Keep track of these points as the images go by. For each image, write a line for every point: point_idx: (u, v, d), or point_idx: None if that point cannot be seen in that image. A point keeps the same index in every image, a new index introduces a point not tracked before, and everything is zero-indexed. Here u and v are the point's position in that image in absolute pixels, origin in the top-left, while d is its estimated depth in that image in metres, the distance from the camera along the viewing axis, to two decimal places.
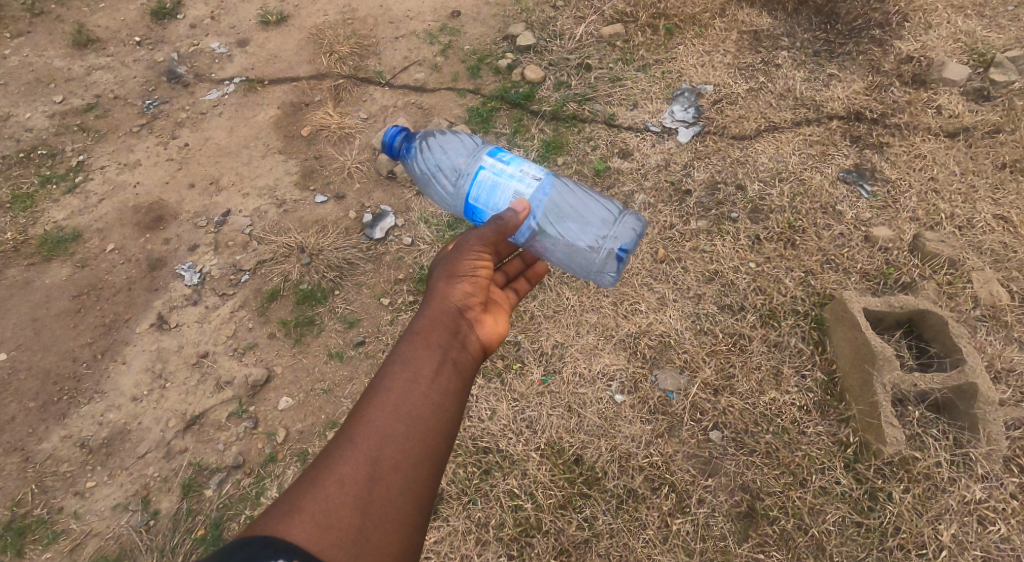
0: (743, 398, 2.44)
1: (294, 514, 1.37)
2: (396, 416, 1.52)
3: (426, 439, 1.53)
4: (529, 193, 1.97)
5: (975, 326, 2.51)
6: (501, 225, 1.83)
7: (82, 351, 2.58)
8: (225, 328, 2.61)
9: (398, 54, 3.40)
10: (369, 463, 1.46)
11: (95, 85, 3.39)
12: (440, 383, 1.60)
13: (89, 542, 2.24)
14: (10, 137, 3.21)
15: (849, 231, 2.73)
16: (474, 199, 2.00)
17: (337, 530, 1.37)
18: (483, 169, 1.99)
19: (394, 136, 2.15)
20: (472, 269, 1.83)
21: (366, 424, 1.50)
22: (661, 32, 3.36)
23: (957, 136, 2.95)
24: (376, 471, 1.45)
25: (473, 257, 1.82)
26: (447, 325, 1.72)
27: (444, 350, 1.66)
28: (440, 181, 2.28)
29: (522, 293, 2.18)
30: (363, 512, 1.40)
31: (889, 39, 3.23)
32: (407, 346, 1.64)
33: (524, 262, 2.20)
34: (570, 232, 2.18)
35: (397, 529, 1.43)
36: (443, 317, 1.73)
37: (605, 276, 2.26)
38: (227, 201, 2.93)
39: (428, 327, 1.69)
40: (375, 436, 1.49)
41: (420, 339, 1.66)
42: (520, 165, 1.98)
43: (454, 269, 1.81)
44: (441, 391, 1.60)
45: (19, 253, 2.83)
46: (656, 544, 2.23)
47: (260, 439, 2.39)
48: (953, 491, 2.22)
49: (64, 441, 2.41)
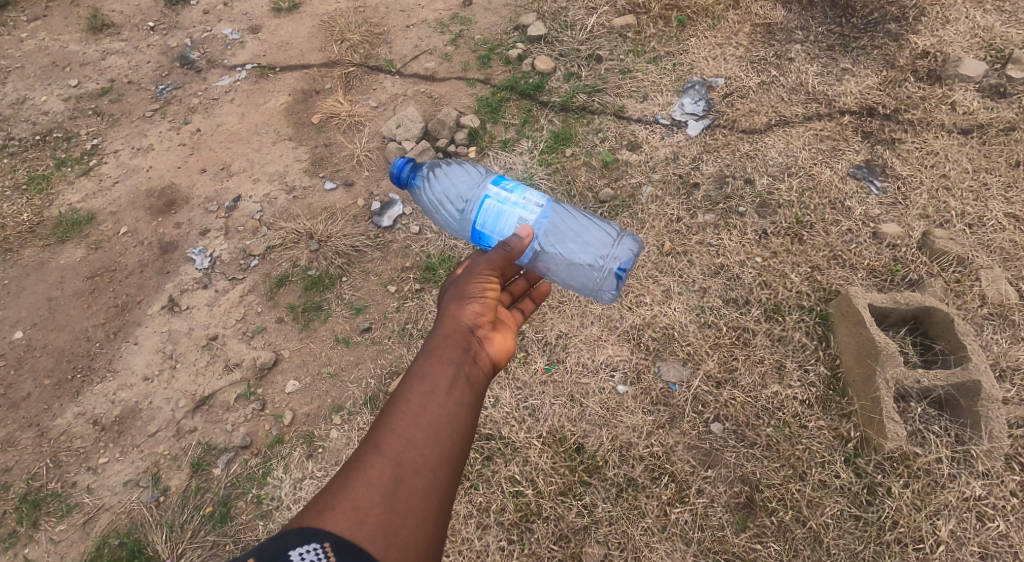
0: (745, 391, 2.45)
1: (326, 511, 1.33)
2: (417, 423, 1.48)
3: (446, 446, 1.49)
4: (532, 219, 2.02)
5: (982, 324, 2.50)
6: (508, 250, 1.86)
7: (96, 331, 2.64)
8: (235, 311, 2.65)
9: (409, 43, 3.41)
10: (394, 465, 1.42)
11: (109, 69, 3.43)
12: (458, 393, 1.56)
13: (100, 516, 2.29)
14: (26, 119, 3.26)
15: (857, 227, 2.72)
16: (480, 226, 2.03)
17: (366, 527, 1.32)
18: (488, 198, 2.03)
19: (402, 167, 2.14)
20: (483, 288, 1.80)
21: (388, 429, 1.47)
22: (673, 24, 3.36)
23: (971, 133, 2.92)
24: (401, 472, 1.41)
25: (482, 280, 1.81)
26: (462, 339, 1.68)
27: (461, 363, 1.63)
28: (447, 208, 2.30)
29: (528, 312, 2.08)
30: (391, 511, 1.36)
31: (905, 34, 3.21)
32: (423, 359, 1.61)
33: (527, 281, 2.10)
34: (571, 251, 2.21)
35: (422, 531, 1.39)
36: (458, 333, 1.69)
37: (605, 292, 2.27)
38: (238, 186, 2.97)
39: (442, 342, 1.65)
40: (398, 440, 1.45)
41: (438, 352, 1.62)
42: (523, 193, 2.02)
43: (465, 290, 1.78)
44: (460, 401, 1.56)
45: (35, 234, 2.89)
46: (654, 532, 2.25)
47: (267, 421, 2.44)
48: (952, 487, 2.23)
49: (78, 418, 2.47)
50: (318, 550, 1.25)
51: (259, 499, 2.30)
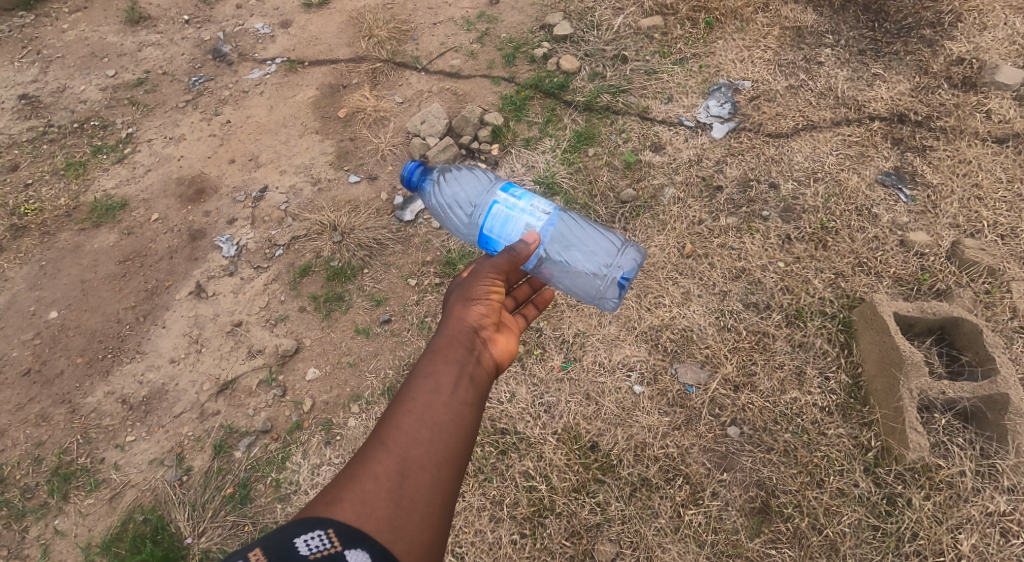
0: (764, 396, 2.42)
1: (334, 503, 1.35)
2: (422, 420, 1.50)
3: (450, 443, 1.51)
4: (540, 225, 2.02)
5: (1012, 337, 2.43)
6: (513, 254, 1.86)
7: (127, 313, 2.72)
8: (259, 299, 2.72)
9: (436, 40, 3.47)
10: (399, 460, 1.44)
11: (145, 60, 3.54)
12: (462, 392, 1.58)
13: (126, 492, 2.36)
14: (66, 107, 3.38)
15: (884, 235, 2.68)
16: (488, 230, 2.04)
17: (373, 520, 1.34)
18: (496, 203, 2.03)
19: (412, 171, 2.16)
20: (487, 290, 1.82)
21: (394, 426, 1.49)
22: (701, 26, 3.36)
23: (1007, 142, 2.86)
24: (406, 468, 1.43)
25: (486, 282, 1.83)
26: (466, 340, 1.70)
27: (465, 363, 1.65)
28: (455, 213, 2.32)
29: (531, 318, 2.09)
30: (397, 504, 1.38)
31: (940, 39, 3.16)
32: (428, 360, 1.63)
33: (531, 287, 2.14)
34: (577, 260, 2.21)
35: (428, 525, 1.40)
36: (461, 336, 1.71)
37: (608, 301, 2.27)
38: (266, 177, 3.05)
39: (447, 342, 1.68)
40: (403, 437, 1.47)
41: (442, 353, 1.65)
42: (531, 201, 2.03)
43: (469, 293, 1.81)
44: (463, 400, 1.57)
45: (72, 218, 2.99)
46: (667, 533, 2.24)
47: (287, 407, 2.48)
48: (976, 501, 2.18)
49: (107, 397, 2.55)
50: (323, 537, 1.26)
51: (278, 483, 2.35)
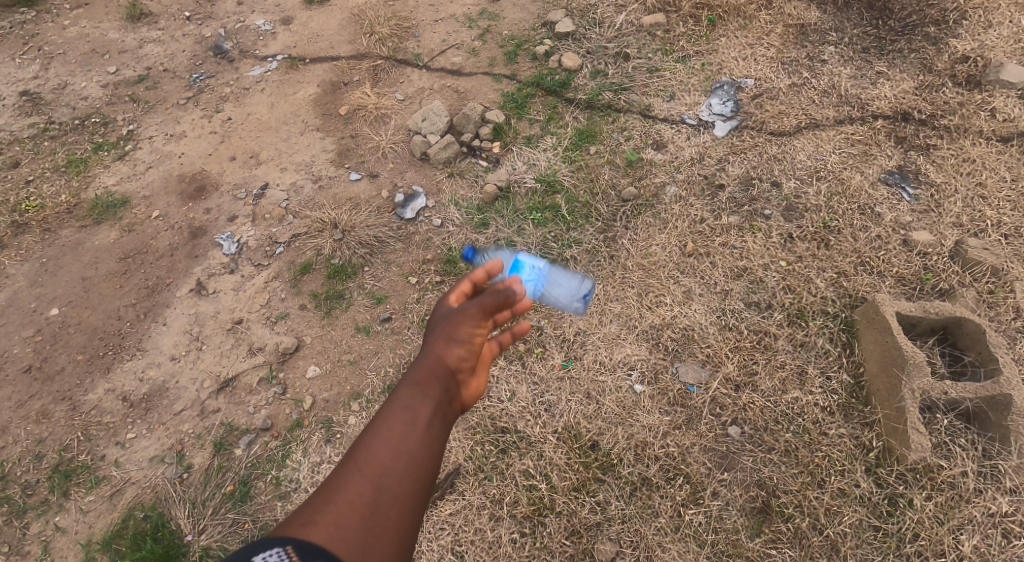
0: (765, 396, 2.41)
1: (306, 530, 1.27)
2: (394, 461, 1.40)
3: (419, 486, 1.41)
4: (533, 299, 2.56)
5: (1016, 337, 2.41)
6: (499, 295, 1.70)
7: (128, 311, 2.72)
8: (259, 297, 2.71)
9: (437, 37, 3.46)
10: (370, 499, 1.34)
11: (146, 57, 3.54)
12: (435, 435, 1.47)
13: (127, 489, 2.36)
14: (67, 104, 3.37)
15: (887, 234, 2.66)
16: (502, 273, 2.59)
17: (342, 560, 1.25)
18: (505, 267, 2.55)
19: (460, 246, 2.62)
20: (472, 331, 1.63)
21: (365, 464, 1.38)
22: (703, 23, 3.35)
23: (1011, 141, 2.84)
24: (376, 508, 1.34)
25: (473, 319, 1.65)
26: (445, 378, 1.56)
27: (442, 404, 1.52)
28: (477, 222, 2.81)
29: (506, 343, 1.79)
30: (365, 543, 1.29)
31: (944, 37, 3.14)
32: (403, 395, 1.50)
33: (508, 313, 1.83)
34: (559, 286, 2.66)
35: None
36: (439, 371, 1.56)
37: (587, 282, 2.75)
38: (266, 174, 3.04)
39: (425, 378, 1.54)
40: (375, 476, 1.37)
41: (418, 391, 1.51)
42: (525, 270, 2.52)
43: (453, 330, 1.61)
44: (437, 443, 1.47)
45: (73, 215, 2.99)
46: (667, 532, 2.22)
47: (288, 405, 2.48)
48: (978, 502, 2.17)
49: (108, 394, 2.55)
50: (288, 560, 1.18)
51: (278, 480, 2.35)
